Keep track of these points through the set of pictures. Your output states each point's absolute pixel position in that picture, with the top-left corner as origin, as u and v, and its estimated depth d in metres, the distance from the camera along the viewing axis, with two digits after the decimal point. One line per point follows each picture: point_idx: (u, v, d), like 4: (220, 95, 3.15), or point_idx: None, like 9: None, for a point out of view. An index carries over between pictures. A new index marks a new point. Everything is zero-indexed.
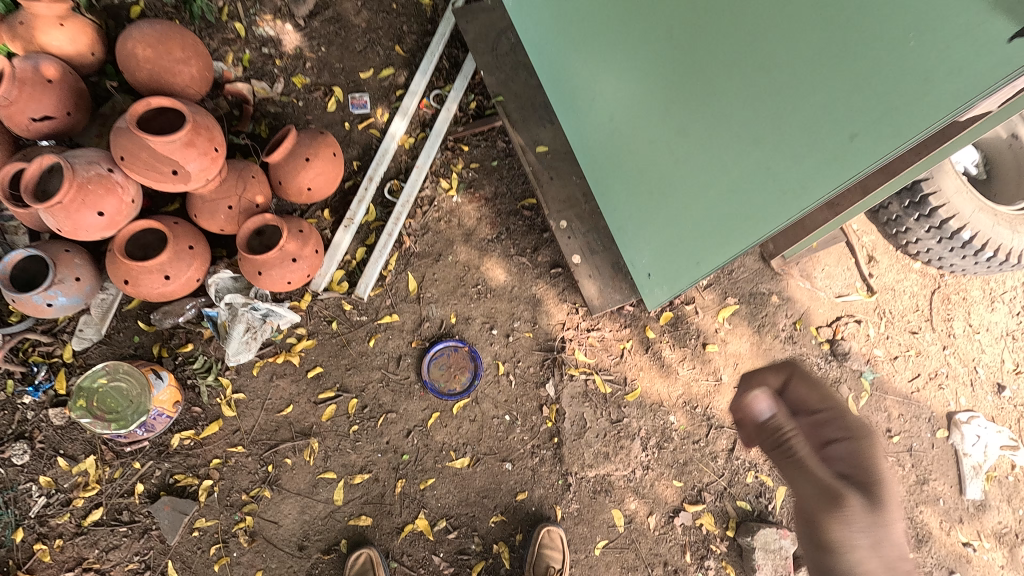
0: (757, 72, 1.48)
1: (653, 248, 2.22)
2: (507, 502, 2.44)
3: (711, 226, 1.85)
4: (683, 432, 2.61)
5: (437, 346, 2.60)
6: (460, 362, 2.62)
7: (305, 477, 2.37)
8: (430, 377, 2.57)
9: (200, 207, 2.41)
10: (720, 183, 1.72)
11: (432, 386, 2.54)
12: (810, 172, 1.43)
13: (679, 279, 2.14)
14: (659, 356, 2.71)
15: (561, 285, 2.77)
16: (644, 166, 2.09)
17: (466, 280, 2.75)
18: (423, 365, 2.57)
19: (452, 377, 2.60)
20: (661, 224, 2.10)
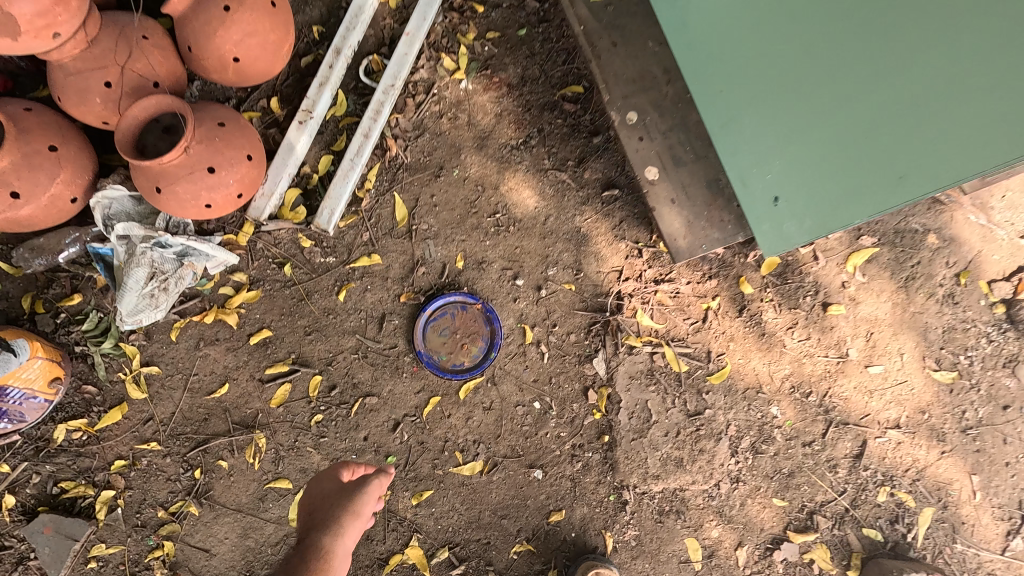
0: None
1: (793, 163, 1.39)
2: (536, 525, 1.71)
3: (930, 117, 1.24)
4: (789, 431, 1.81)
5: (436, 303, 1.81)
6: (469, 326, 1.82)
7: (248, 487, 1.66)
8: (425, 347, 1.79)
9: (65, 86, 1.52)
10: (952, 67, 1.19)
11: (428, 361, 1.77)
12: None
13: (840, 213, 1.37)
14: (757, 321, 1.87)
15: (618, 216, 1.91)
16: (818, 18, 1.27)
17: (479, 207, 1.90)
18: (415, 331, 1.78)
19: (456, 349, 1.80)
20: (827, 123, 1.32)
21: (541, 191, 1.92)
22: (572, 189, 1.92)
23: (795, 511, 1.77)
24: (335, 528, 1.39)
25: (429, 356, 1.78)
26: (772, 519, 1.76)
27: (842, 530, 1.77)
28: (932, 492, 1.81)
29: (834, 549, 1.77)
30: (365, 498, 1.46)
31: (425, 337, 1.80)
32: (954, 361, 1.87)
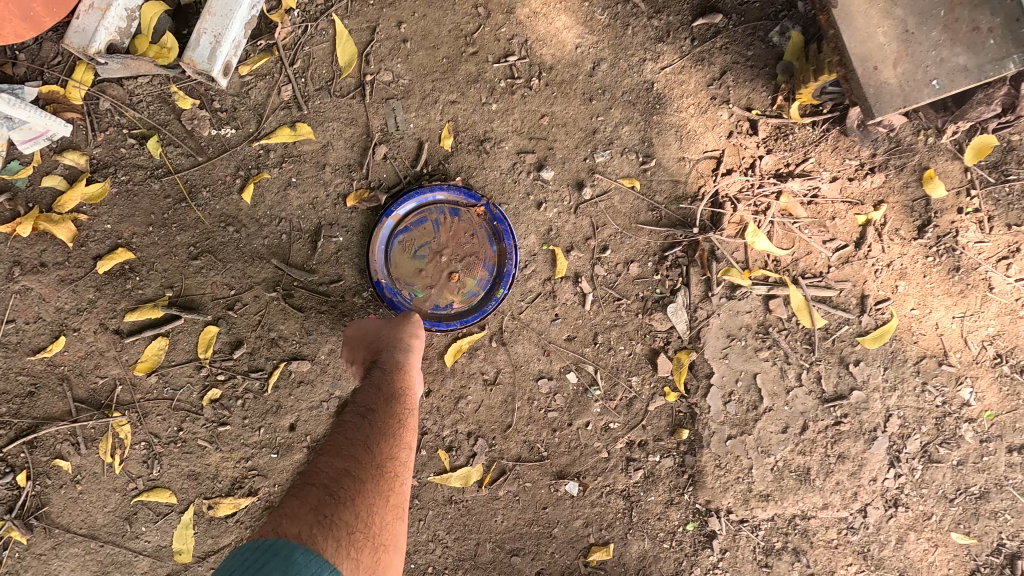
0: None
1: None
2: (566, 566, 1.08)
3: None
4: (987, 429, 1.10)
5: (409, 204, 1.07)
6: (461, 246, 1.08)
7: (106, 502, 1.04)
8: (387, 276, 1.08)
9: None
10: None
11: (392, 301, 1.07)
12: None
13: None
14: (949, 245, 1.10)
15: (719, 61, 1.10)
16: None
17: (480, 45, 1.10)
18: (372, 251, 1.06)
19: (440, 283, 1.08)
20: None
21: (587, 17, 1.10)
22: (641, 13, 1.10)
23: (986, 553, 1.10)
24: (409, 345, 0.93)
25: (395, 294, 1.07)
26: (944, 564, 1.10)
27: None
28: None
29: None
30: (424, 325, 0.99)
31: (389, 260, 1.08)
32: None
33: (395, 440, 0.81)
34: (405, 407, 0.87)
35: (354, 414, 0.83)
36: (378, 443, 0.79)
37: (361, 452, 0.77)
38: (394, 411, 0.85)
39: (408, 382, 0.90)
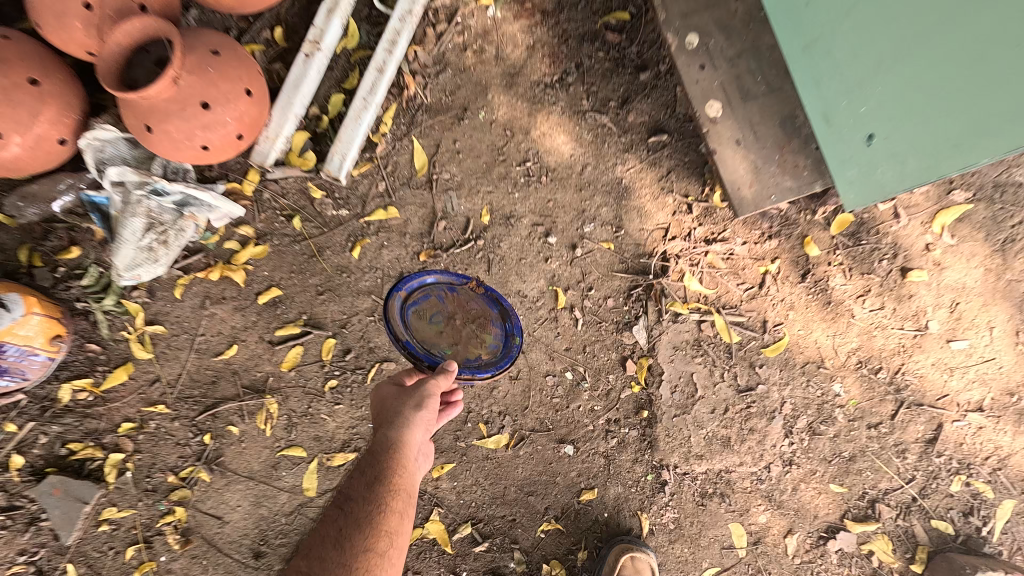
0: None
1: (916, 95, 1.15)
2: (565, 504, 1.58)
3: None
4: (852, 411, 1.61)
5: (415, 283, 1.33)
6: (469, 310, 1.36)
7: (260, 455, 1.56)
8: (414, 338, 1.29)
9: (41, 10, 1.36)
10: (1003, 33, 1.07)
11: (425, 359, 1.24)
12: None
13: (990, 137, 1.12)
14: (823, 286, 1.64)
15: (665, 166, 1.67)
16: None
17: (507, 155, 1.68)
18: (395, 320, 1.27)
19: (462, 339, 1.33)
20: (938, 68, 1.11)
21: (577, 135, 1.68)
22: (613, 133, 1.68)
23: (855, 498, 1.58)
24: (399, 433, 1.10)
25: (425, 353, 1.27)
26: (826, 506, 1.58)
27: (907, 521, 1.59)
28: (1016, 484, 1.61)
29: (898, 540, 1.58)
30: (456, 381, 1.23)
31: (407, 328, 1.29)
32: None
33: (366, 534, 0.98)
34: (385, 500, 1.03)
35: (341, 508, 1.03)
36: (348, 540, 0.97)
37: (332, 549, 0.96)
38: (370, 506, 1.02)
39: (391, 473, 1.06)
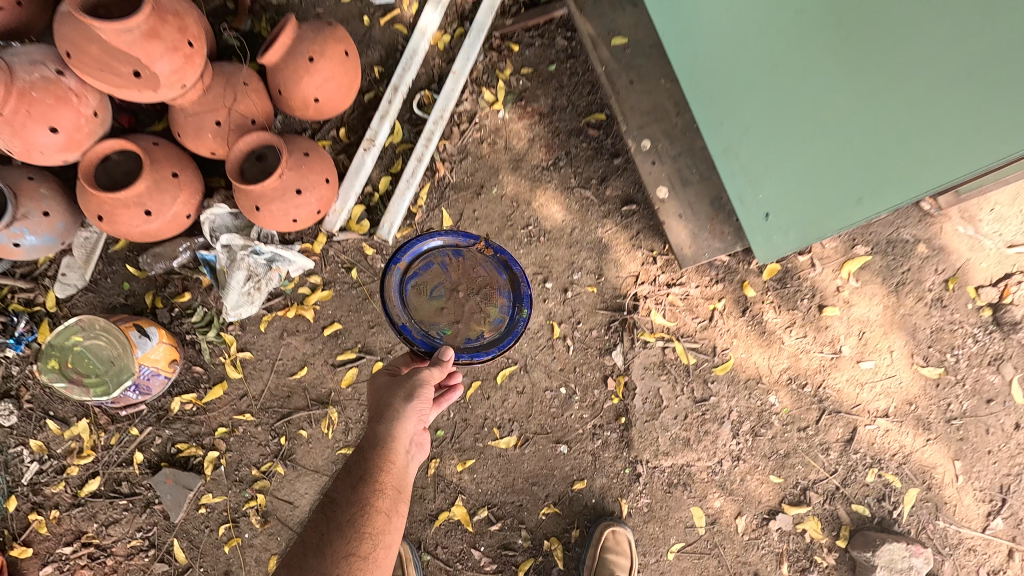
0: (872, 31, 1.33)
1: (786, 183, 1.65)
2: (561, 492, 2.00)
3: (936, 118, 1.29)
4: (786, 417, 2.06)
5: (416, 260, 1.65)
6: (472, 278, 1.67)
7: (323, 453, 2.01)
8: (415, 318, 1.61)
9: (183, 125, 1.92)
10: (846, 146, 1.48)
11: (420, 342, 1.56)
12: (934, 142, 1.32)
13: (830, 220, 1.60)
14: (759, 320, 2.12)
15: (635, 228, 2.13)
16: (756, 99, 1.64)
17: (514, 220, 2.17)
18: (394, 302, 1.59)
19: (463, 317, 1.64)
20: (796, 165, 1.61)
21: (567, 204, 2.16)
22: (592, 202, 2.15)
23: (790, 487, 2.01)
24: (387, 435, 1.36)
25: (421, 335, 1.59)
26: (767, 493, 2.00)
27: (832, 505, 2.01)
28: (917, 475, 2.04)
29: (826, 521, 2.00)
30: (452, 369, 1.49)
31: (407, 302, 1.62)
32: (941, 359, 2.11)
33: (349, 533, 1.23)
34: (368, 500, 1.28)
35: (329, 508, 1.28)
36: (332, 539, 1.21)
37: (320, 547, 1.20)
38: (355, 506, 1.27)
39: (376, 474, 1.32)
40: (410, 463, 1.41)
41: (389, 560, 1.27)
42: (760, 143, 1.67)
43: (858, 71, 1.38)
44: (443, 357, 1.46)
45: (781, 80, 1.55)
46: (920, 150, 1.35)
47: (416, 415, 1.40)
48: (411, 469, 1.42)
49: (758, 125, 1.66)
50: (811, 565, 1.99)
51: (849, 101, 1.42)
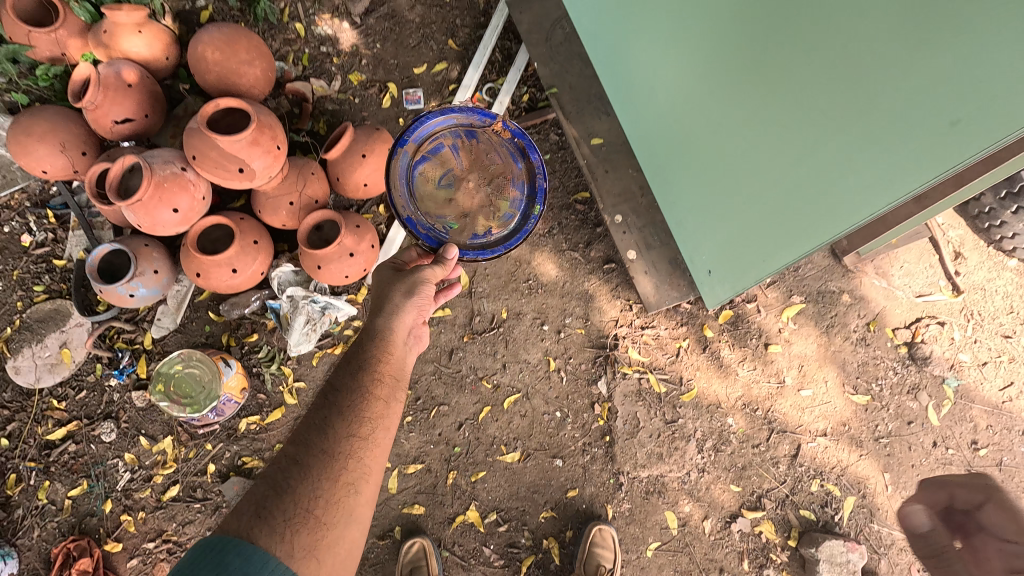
0: (785, 103, 1.53)
1: (725, 234, 1.99)
2: (557, 498, 2.43)
3: (822, 185, 1.51)
4: (742, 436, 2.51)
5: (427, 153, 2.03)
6: (481, 169, 2.06)
7: None
8: (422, 207, 2.00)
9: (264, 204, 2.50)
10: (768, 203, 1.71)
11: (423, 236, 1.93)
12: (836, 198, 1.48)
13: (750, 271, 1.94)
14: (717, 356, 2.60)
15: (615, 281, 2.66)
16: (703, 163, 1.97)
17: (517, 276, 2.68)
18: (400, 200, 1.95)
19: (469, 208, 2.04)
20: (731, 220, 1.92)
21: (559, 263, 2.69)
22: (580, 261, 2.69)
23: (747, 495, 2.44)
24: (383, 326, 1.72)
25: (425, 231, 1.94)
26: (727, 499, 2.43)
27: (783, 510, 2.43)
28: (852, 485, 2.47)
29: (778, 524, 2.42)
30: (453, 266, 1.87)
31: (415, 194, 2.01)
32: (868, 388, 2.59)
33: (349, 417, 1.53)
34: (366, 387, 1.60)
35: (332, 394, 1.59)
36: (334, 421, 1.52)
37: (324, 428, 1.51)
38: (354, 395, 1.58)
39: (373, 367, 1.65)
40: (402, 357, 1.75)
41: (386, 443, 1.58)
42: (706, 200, 2.02)
43: (774, 138, 1.60)
44: (448, 256, 1.82)
45: (720, 146, 1.85)
46: (821, 208, 1.54)
47: (409, 313, 1.76)
48: (404, 359, 1.77)
49: (705, 187, 2.00)
50: (767, 561, 2.40)
51: (770, 162, 1.64)
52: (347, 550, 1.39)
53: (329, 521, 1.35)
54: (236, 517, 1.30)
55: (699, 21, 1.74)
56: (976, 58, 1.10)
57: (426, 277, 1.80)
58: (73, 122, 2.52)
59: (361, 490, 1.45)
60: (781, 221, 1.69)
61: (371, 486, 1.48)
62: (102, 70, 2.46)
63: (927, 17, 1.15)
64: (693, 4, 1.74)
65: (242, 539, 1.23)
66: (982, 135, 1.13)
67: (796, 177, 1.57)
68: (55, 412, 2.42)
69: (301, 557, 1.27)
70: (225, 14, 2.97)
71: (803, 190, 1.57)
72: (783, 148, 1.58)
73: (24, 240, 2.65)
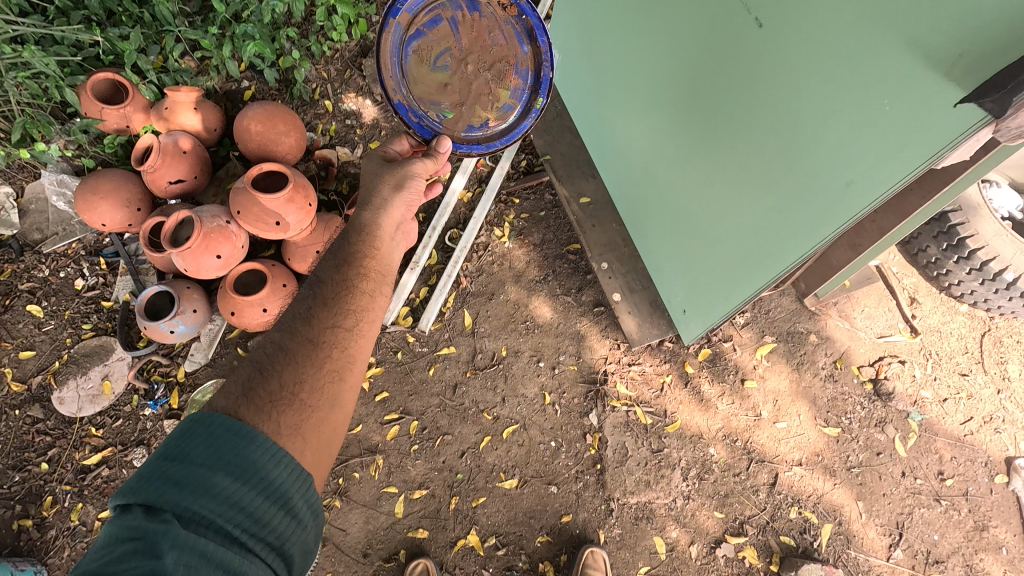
0: (730, 163, 1.84)
1: (696, 272, 2.30)
2: (552, 523, 2.61)
3: (761, 229, 1.80)
4: (723, 465, 2.71)
5: (426, 26, 1.89)
6: (483, 52, 1.94)
7: (371, 490, 2.65)
8: (415, 93, 1.91)
9: (294, 252, 2.86)
10: (726, 244, 2.01)
11: (415, 126, 1.90)
12: (772, 243, 1.77)
13: (717, 308, 2.23)
14: (698, 390, 2.84)
15: (604, 322, 2.96)
16: (674, 211, 2.29)
17: (516, 317, 2.99)
18: (392, 83, 1.86)
19: (466, 101, 1.95)
20: (700, 260, 2.22)
21: (553, 306, 3.00)
22: (571, 304, 3.01)
23: (730, 521, 2.62)
24: (371, 212, 1.80)
25: (417, 120, 1.91)
26: (711, 524, 2.62)
27: (763, 536, 2.60)
28: (828, 513, 2.65)
29: (760, 549, 2.59)
30: (445, 161, 1.96)
31: (408, 77, 1.90)
32: (838, 421, 2.81)
33: (334, 310, 1.51)
34: (350, 280, 1.61)
35: (318, 288, 1.58)
36: (318, 313, 1.49)
37: (308, 323, 1.46)
38: (340, 292, 1.56)
39: (360, 258, 1.69)
40: (388, 253, 1.79)
41: (371, 334, 1.55)
42: (678, 244, 2.34)
43: (725, 190, 1.91)
44: (438, 151, 1.89)
45: (685, 197, 2.16)
46: (764, 250, 1.83)
47: (396, 207, 1.84)
48: (391, 254, 1.82)
49: (677, 233, 2.32)
50: None
51: (724, 209, 1.95)
52: (335, 434, 1.33)
53: (315, 405, 1.30)
54: (222, 399, 1.24)
55: (663, 96, 2.08)
56: (858, 134, 1.37)
57: (417, 169, 1.88)
58: (132, 181, 2.89)
59: (346, 377, 1.41)
60: (736, 261, 1.99)
61: (358, 372, 1.45)
62: (163, 139, 2.87)
63: (821, 102, 1.43)
64: (658, 74, 2.06)
65: (231, 417, 1.17)
66: (868, 195, 1.40)
67: (743, 222, 1.86)
68: (93, 439, 2.68)
69: (289, 435, 1.21)
70: (265, 93, 3.46)
71: (748, 234, 1.87)
72: (732, 198, 1.88)
73: (77, 283, 2.97)
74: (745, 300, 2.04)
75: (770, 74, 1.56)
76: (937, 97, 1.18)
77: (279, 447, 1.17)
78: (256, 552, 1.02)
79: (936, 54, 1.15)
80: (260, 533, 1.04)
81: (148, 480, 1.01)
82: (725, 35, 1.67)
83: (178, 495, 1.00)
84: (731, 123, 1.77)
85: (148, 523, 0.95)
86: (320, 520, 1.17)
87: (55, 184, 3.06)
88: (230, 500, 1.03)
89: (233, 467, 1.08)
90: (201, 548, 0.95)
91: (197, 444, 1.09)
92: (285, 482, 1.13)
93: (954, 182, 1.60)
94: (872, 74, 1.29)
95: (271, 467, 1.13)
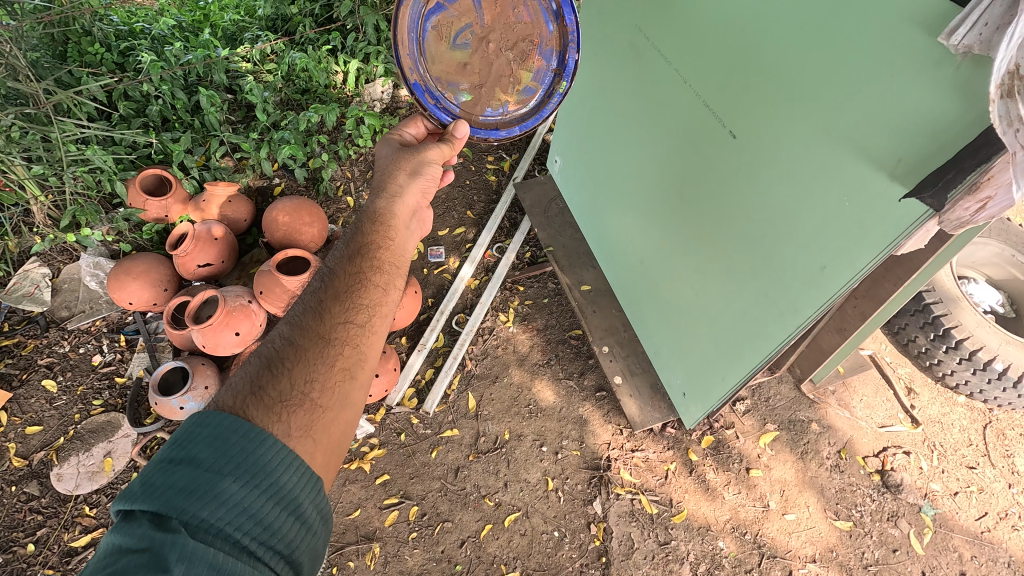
0: (716, 250, 2.02)
1: (692, 352, 2.39)
2: None
3: (751, 309, 1.93)
4: (734, 560, 2.60)
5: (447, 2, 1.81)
6: (505, 35, 1.87)
7: None
8: (432, 72, 1.86)
9: None
10: (718, 325, 2.13)
11: (432, 109, 1.87)
12: (761, 323, 1.90)
13: (714, 390, 2.31)
14: (704, 479, 2.81)
15: (606, 407, 3.00)
16: (668, 295, 2.44)
17: (520, 400, 3.03)
18: (410, 62, 1.80)
19: (485, 84, 1.91)
20: (695, 339, 2.33)
21: (557, 390, 3.06)
22: (574, 388, 3.07)
23: None
24: (387, 200, 1.73)
25: (434, 102, 1.87)
26: None
27: None
28: None
29: None
30: (461, 148, 1.94)
31: (426, 55, 1.84)
32: (848, 514, 2.74)
33: (346, 302, 1.41)
34: (364, 273, 1.51)
35: (329, 278, 1.49)
36: (330, 305, 1.39)
37: (319, 315, 1.36)
38: (351, 284, 1.46)
39: (374, 251, 1.59)
40: (401, 242, 1.71)
41: (384, 329, 1.45)
42: (675, 328, 2.47)
43: (715, 274, 2.07)
44: (454, 136, 1.87)
45: (678, 282, 2.33)
46: (754, 330, 1.94)
47: (412, 194, 1.78)
48: (405, 243, 1.73)
49: (673, 317, 2.46)
50: None
51: (716, 291, 2.09)
52: (343, 439, 1.25)
53: (326, 407, 1.21)
54: (226, 397, 1.16)
55: (653, 191, 2.32)
56: (826, 228, 1.56)
57: (433, 155, 1.86)
58: (163, 263, 3.08)
59: (357, 376, 1.31)
60: (729, 340, 2.09)
61: (369, 372, 1.34)
62: (198, 227, 3.12)
63: (791, 201, 1.65)
64: (648, 173, 2.33)
65: (237, 416, 1.10)
66: (840, 277, 1.56)
67: (735, 302, 2.00)
68: (85, 519, 2.63)
69: (300, 438, 1.14)
70: (294, 188, 3.81)
71: (739, 315, 1.99)
72: (723, 282, 2.03)
73: (94, 359, 3.07)
74: (742, 378, 2.11)
75: (744, 177, 1.80)
76: (886, 194, 1.38)
77: (290, 451, 1.11)
78: (265, 561, 0.99)
79: (878, 159, 1.37)
80: (269, 540, 1.01)
81: (153, 486, 0.97)
82: (703, 147, 1.95)
83: (184, 502, 0.96)
84: (715, 217, 1.98)
85: (155, 533, 0.91)
86: (328, 526, 1.14)
87: (91, 266, 3.26)
88: (239, 507, 1.00)
89: (243, 470, 1.04)
90: (210, 559, 0.92)
91: (202, 446, 1.04)
92: (294, 487, 1.08)
93: (918, 271, 1.79)
94: (829, 178, 1.51)
95: (281, 472, 1.08)
